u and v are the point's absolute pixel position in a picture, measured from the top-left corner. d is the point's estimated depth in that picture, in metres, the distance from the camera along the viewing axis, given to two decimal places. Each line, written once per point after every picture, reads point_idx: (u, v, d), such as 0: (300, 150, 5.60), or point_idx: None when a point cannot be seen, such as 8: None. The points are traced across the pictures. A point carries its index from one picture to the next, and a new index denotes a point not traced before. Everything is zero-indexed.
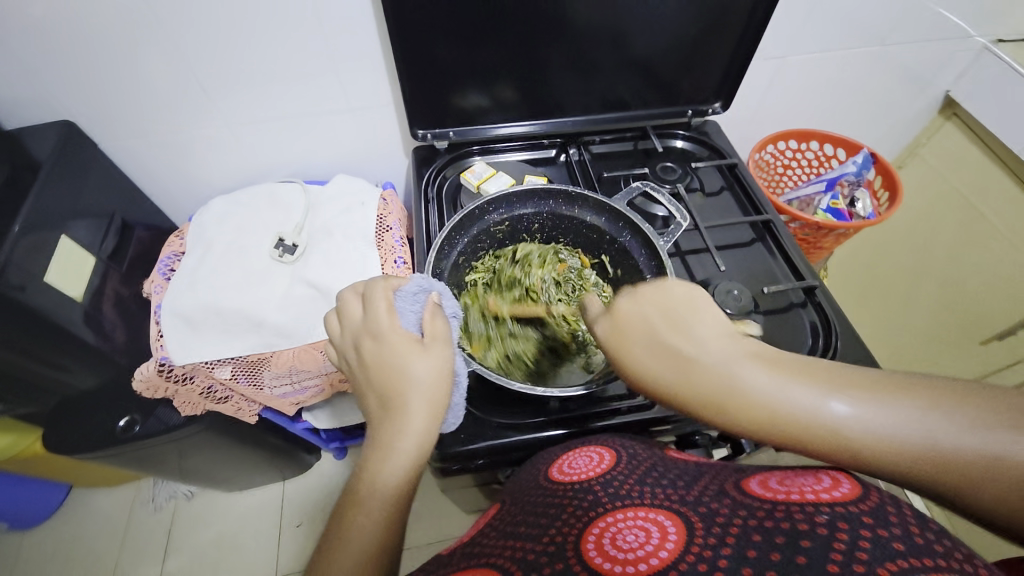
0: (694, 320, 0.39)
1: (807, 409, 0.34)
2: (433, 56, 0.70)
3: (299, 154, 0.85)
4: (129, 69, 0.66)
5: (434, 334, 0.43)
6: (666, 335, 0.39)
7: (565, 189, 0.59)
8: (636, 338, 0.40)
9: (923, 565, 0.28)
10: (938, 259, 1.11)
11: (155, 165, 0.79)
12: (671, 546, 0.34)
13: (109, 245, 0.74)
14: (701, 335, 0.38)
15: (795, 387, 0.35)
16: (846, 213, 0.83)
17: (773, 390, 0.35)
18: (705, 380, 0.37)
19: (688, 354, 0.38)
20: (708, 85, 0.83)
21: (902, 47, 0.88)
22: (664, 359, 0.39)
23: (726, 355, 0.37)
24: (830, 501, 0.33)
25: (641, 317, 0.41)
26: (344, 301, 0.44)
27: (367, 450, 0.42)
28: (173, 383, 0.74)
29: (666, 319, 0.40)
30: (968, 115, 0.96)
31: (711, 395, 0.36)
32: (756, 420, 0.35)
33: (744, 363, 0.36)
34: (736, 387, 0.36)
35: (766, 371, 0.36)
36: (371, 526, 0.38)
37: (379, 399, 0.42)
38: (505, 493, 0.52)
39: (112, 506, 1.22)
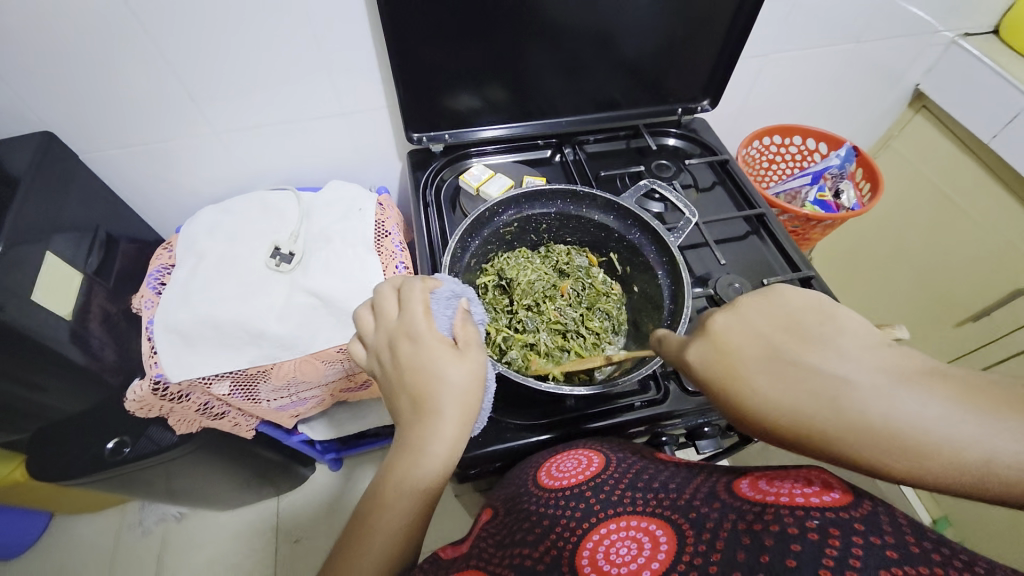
0: (830, 333, 0.32)
1: (1009, 445, 0.26)
2: (428, 57, 0.70)
3: (291, 160, 0.83)
4: (111, 75, 0.63)
5: (468, 339, 0.43)
6: (794, 354, 0.32)
7: (573, 189, 0.60)
8: (753, 358, 0.34)
9: (915, 574, 0.27)
10: (913, 245, 1.16)
11: (139, 175, 0.76)
12: (663, 557, 0.35)
13: (94, 260, 0.70)
14: (841, 352, 0.31)
15: (983, 417, 0.27)
16: (832, 204, 0.86)
17: (958, 423, 0.27)
18: (852, 409, 0.29)
19: (827, 377, 0.31)
20: (696, 83, 0.85)
21: (877, 44, 0.92)
22: (796, 384, 0.31)
23: (879, 378, 0.30)
24: (819, 505, 0.33)
25: (752, 336, 0.35)
26: (381, 296, 0.44)
27: (394, 452, 0.42)
28: (169, 401, 0.71)
29: (792, 337, 0.33)
30: (937, 107, 1.01)
31: (868, 430, 0.29)
32: (939, 459, 0.27)
33: (905, 386, 0.29)
34: (905, 420, 0.28)
35: (937, 396, 0.28)
36: (398, 525, 0.40)
37: (411, 402, 0.41)
38: (496, 498, 0.53)
39: (97, 533, 1.16)
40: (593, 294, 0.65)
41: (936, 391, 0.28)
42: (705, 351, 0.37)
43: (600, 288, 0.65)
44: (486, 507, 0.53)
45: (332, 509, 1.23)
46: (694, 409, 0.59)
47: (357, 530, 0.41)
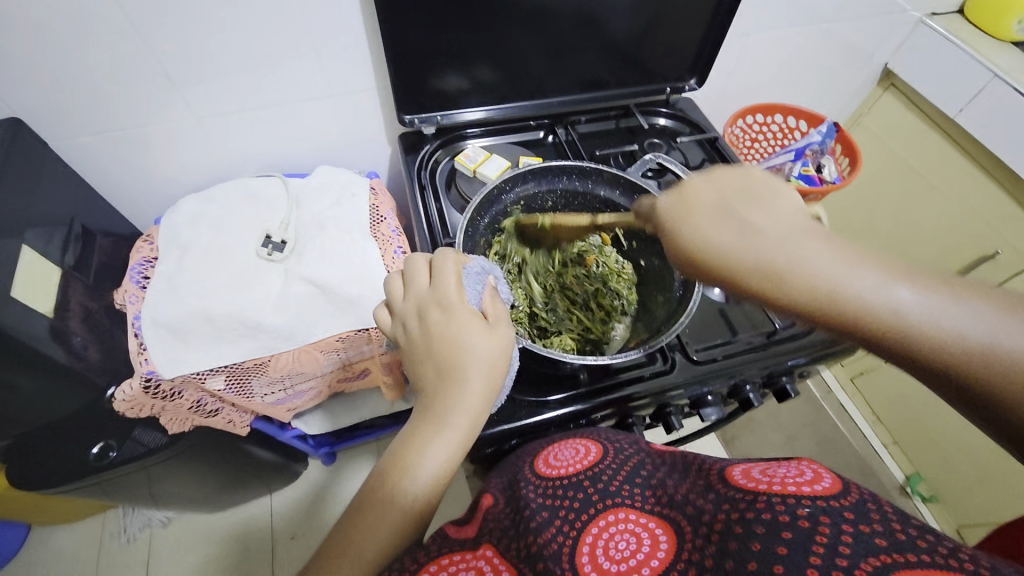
0: (769, 195, 0.35)
1: (871, 294, 0.30)
2: (418, 35, 0.68)
3: (277, 146, 0.80)
4: (80, 54, 0.59)
5: (497, 313, 0.43)
6: (737, 206, 0.35)
7: (580, 166, 0.61)
8: (703, 206, 0.36)
9: (903, 561, 0.27)
10: (885, 218, 1.22)
11: (112, 164, 0.72)
12: (662, 556, 0.36)
13: (70, 256, 0.67)
14: (775, 211, 0.34)
15: (858, 270, 0.31)
16: (815, 179, 0.89)
17: (840, 271, 0.31)
18: (770, 250, 0.32)
19: (756, 225, 0.33)
20: (683, 62, 0.86)
21: (852, 24, 0.95)
22: (727, 226, 0.34)
23: (793, 229, 0.33)
24: (811, 495, 0.33)
25: (712, 187, 0.36)
26: (412, 265, 0.44)
27: (415, 420, 0.41)
28: (160, 399, 0.68)
29: (740, 193, 0.35)
30: (905, 85, 1.06)
31: (768, 265, 0.32)
32: (809, 292, 0.31)
33: (813, 238, 0.32)
34: (801, 266, 0.32)
35: (833, 251, 0.32)
36: (414, 494, 0.39)
37: (436, 371, 0.40)
38: (492, 482, 0.52)
39: (77, 543, 1.11)
40: (604, 273, 0.65)
41: (831, 250, 0.32)
42: (669, 202, 0.38)
43: (612, 268, 0.66)
44: (482, 492, 0.51)
45: (326, 503, 1.21)
46: (699, 377, 0.61)
47: (368, 500, 0.39)
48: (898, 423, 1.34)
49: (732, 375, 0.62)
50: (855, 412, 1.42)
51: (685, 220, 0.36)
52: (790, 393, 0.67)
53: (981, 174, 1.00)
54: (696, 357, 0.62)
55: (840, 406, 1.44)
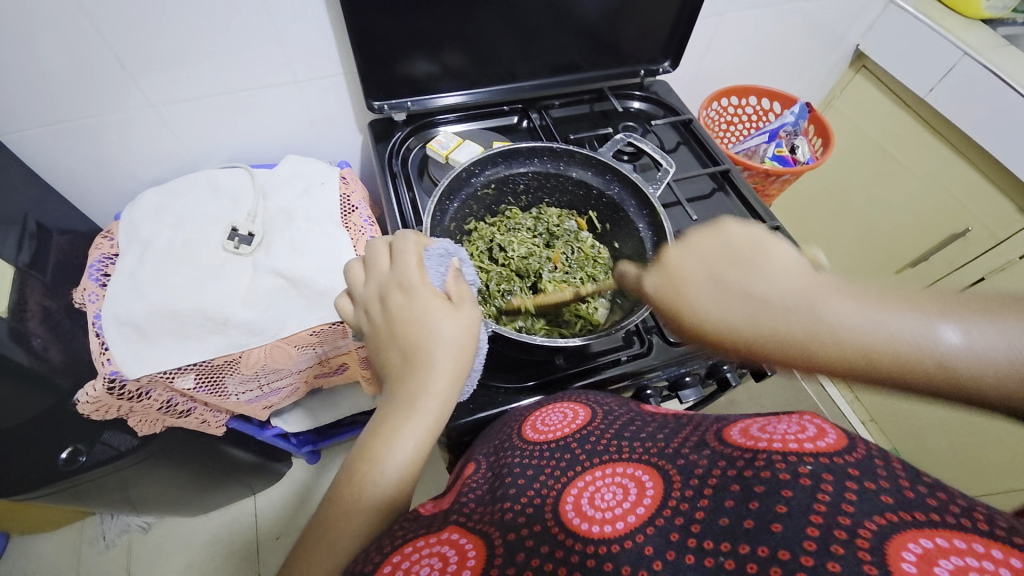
0: (761, 259, 0.31)
1: (913, 341, 0.28)
2: (386, 17, 0.66)
3: (240, 135, 0.77)
4: (20, 40, 0.55)
5: (461, 294, 0.42)
6: (730, 273, 0.32)
7: (552, 147, 0.59)
8: (697, 280, 0.33)
9: (911, 520, 0.27)
10: (859, 199, 1.23)
11: (68, 157, 0.69)
12: (648, 503, 0.35)
13: (26, 254, 0.63)
14: (772, 273, 0.31)
15: (892, 316, 0.29)
16: (789, 160, 0.90)
17: (868, 326, 0.29)
18: (785, 324, 0.30)
19: (760, 296, 0.31)
20: (656, 44, 0.85)
21: (823, 3, 0.95)
22: (731, 302, 0.31)
23: (803, 292, 0.30)
24: (813, 451, 0.32)
25: (695, 260, 0.33)
26: (373, 250, 0.43)
27: (383, 409, 0.40)
28: (127, 400, 0.66)
29: (731, 262, 0.32)
30: (876, 65, 1.07)
31: (793, 340, 0.30)
32: (844, 361, 0.29)
33: (828, 295, 0.30)
34: (825, 329, 0.29)
35: (855, 305, 0.29)
36: (384, 485, 0.38)
37: (401, 355, 0.40)
38: (475, 453, 0.51)
39: (53, 551, 1.08)
40: (580, 258, 0.65)
41: (851, 301, 0.29)
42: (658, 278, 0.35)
43: (588, 253, 0.65)
44: (468, 460, 0.51)
45: (311, 501, 1.19)
46: (677, 357, 0.60)
47: (343, 491, 0.38)
48: (876, 402, 1.38)
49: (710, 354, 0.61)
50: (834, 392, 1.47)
51: (680, 298, 0.33)
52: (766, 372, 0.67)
53: (951, 153, 1.02)
54: (673, 338, 0.61)
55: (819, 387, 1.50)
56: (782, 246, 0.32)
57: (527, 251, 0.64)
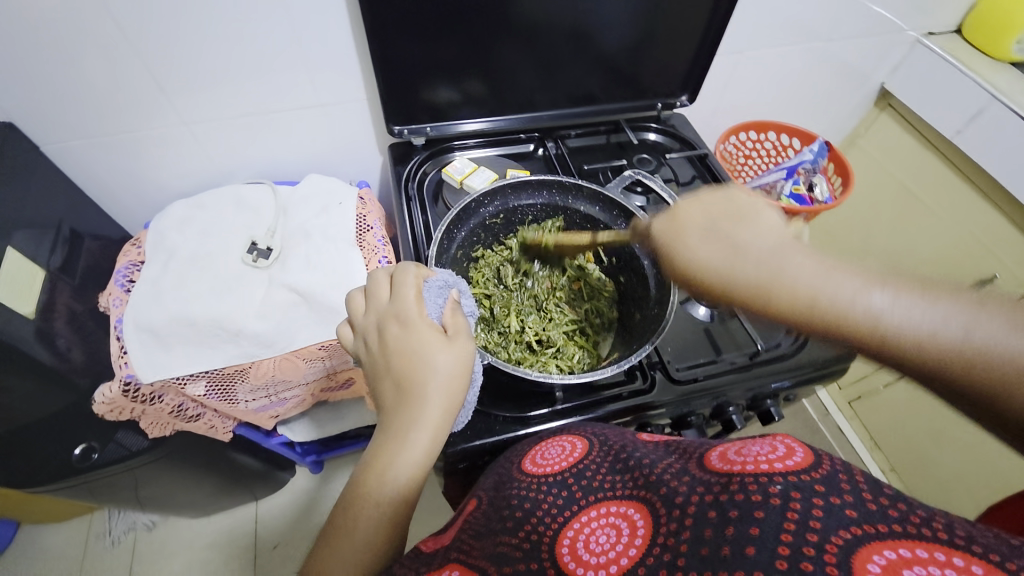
0: (752, 212, 0.35)
1: (852, 301, 0.31)
2: (409, 47, 0.69)
3: (267, 153, 0.81)
4: (72, 59, 0.60)
5: (457, 327, 0.43)
6: (724, 223, 0.35)
7: (561, 181, 0.61)
8: (692, 225, 0.36)
9: (874, 532, 0.27)
10: (882, 238, 1.21)
11: (104, 168, 0.73)
12: (640, 542, 0.34)
13: (58, 257, 0.67)
14: (757, 228, 0.34)
15: (839, 278, 0.32)
16: (806, 198, 0.90)
17: (819, 280, 0.32)
18: (757, 268, 0.33)
19: (739, 242, 0.34)
20: (675, 79, 0.86)
21: (846, 42, 0.94)
22: (714, 244, 0.35)
23: (777, 244, 0.33)
24: (783, 471, 0.33)
25: (696, 207, 0.37)
26: (374, 281, 0.45)
27: (377, 440, 0.41)
28: (140, 403, 0.68)
29: (726, 214, 0.35)
30: (902, 105, 1.05)
31: (755, 283, 0.33)
32: (795, 307, 0.32)
33: (796, 252, 0.33)
34: (782, 276, 0.32)
35: (814, 262, 0.32)
36: (377, 520, 0.39)
37: (395, 386, 0.41)
38: (477, 490, 0.51)
39: (63, 543, 1.11)
40: (585, 290, 0.66)
41: (816, 259, 0.32)
42: (664, 223, 0.38)
43: (593, 285, 0.65)
44: (470, 497, 0.51)
45: (312, 512, 1.20)
46: (679, 397, 0.59)
47: (339, 521, 0.40)
48: (898, 448, 1.30)
49: (714, 395, 0.61)
50: (853, 437, 1.38)
51: (675, 240, 0.37)
52: (773, 417, 0.64)
53: (977, 196, 1.00)
54: (676, 377, 0.61)
55: (838, 430, 1.41)
56: (772, 214, 0.35)
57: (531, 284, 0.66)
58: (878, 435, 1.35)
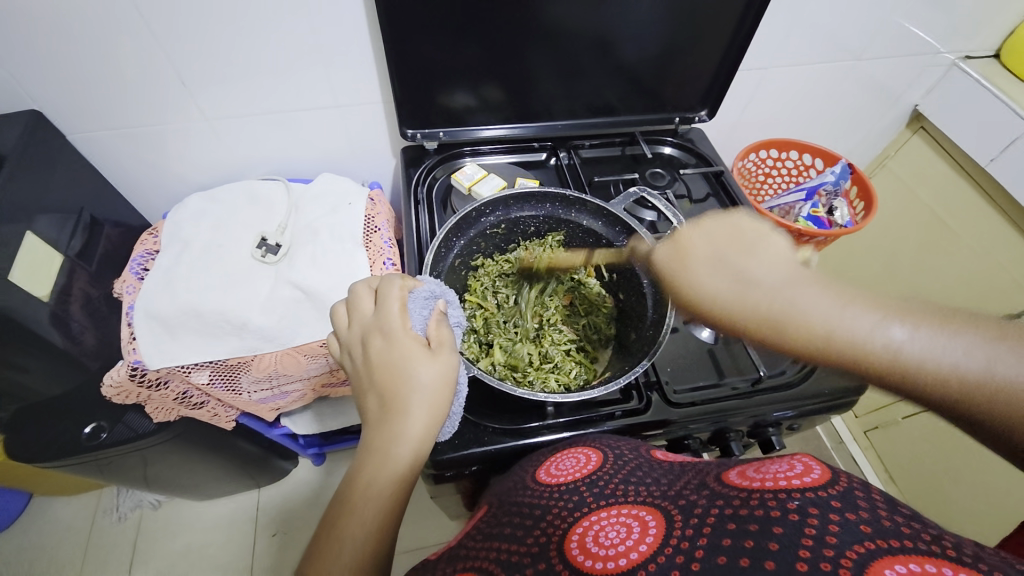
0: (762, 243, 0.39)
1: (868, 336, 0.33)
2: (427, 54, 0.69)
3: (283, 151, 0.82)
4: (102, 56, 0.62)
5: (440, 340, 0.45)
6: (730, 255, 0.39)
7: (564, 194, 0.62)
8: (699, 258, 0.41)
9: (888, 547, 0.28)
10: (904, 265, 1.16)
11: (126, 157, 0.76)
12: (651, 539, 0.35)
13: (76, 243, 0.69)
14: (766, 259, 0.38)
15: (851, 312, 0.34)
16: (824, 221, 0.89)
17: (831, 313, 0.34)
18: (764, 299, 0.36)
19: (750, 276, 0.38)
20: (695, 93, 0.85)
21: (877, 62, 0.91)
22: (725, 278, 0.39)
23: (787, 278, 0.37)
24: (799, 487, 0.33)
25: (707, 241, 0.41)
26: (356, 295, 0.46)
27: (361, 454, 0.42)
28: (146, 388, 0.70)
29: (735, 246, 0.40)
30: (935, 128, 1.01)
31: (764, 315, 0.36)
32: (810, 337, 0.34)
33: (806, 285, 0.36)
34: (793, 307, 0.35)
35: (825, 294, 0.35)
36: (362, 537, 0.39)
37: (379, 399, 0.43)
38: (490, 497, 0.50)
39: (72, 516, 1.15)
40: (584, 304, 0.67)
41: (824, 293, 0.35)
42: (671, 252, 0.44)
43: (592, 299, 0.67)
44: (482, 504, 0.51)
45: (311, 504, 1.21)
46: (676, 419, 0.58)
47: (324, 540, 0.40)
48: (914, 480, 1.20)
49: (714, 419, 0.58)
50: (867, 468, 1.28)
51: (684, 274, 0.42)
52: (773, 446, 0.61)
53: (1009, 229, 0.95)
54: (674, 399, 0.59)
55: (852, 460, 1.31)
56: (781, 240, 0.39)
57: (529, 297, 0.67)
58: (893, 468, 1.25)
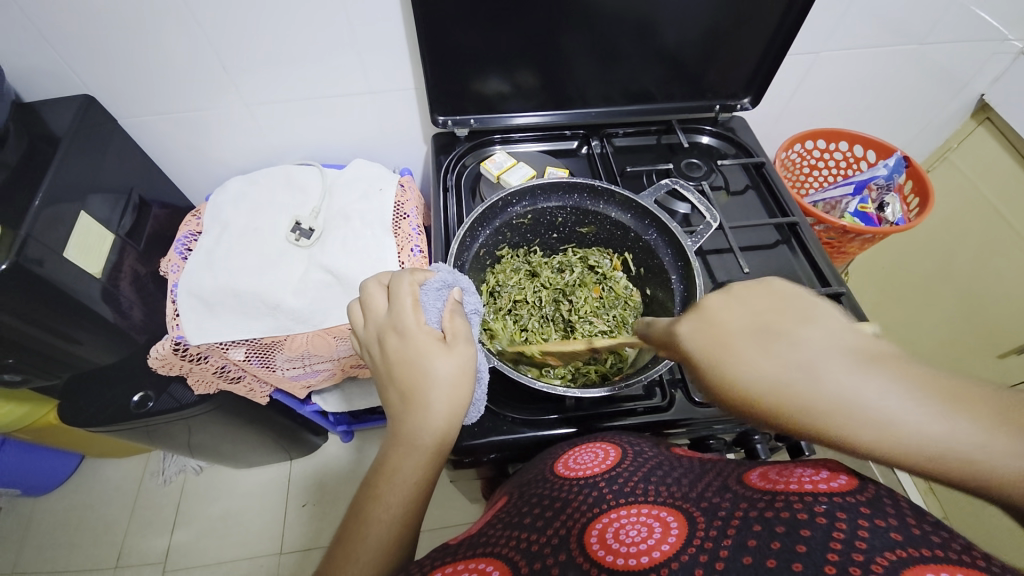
0: (806, 319, 0.29)
1: (969, 451, 0.25)
2: (457, 39, 0.68)
3: (316, 137, 0.84)
4: (142, 44, 0.65)
5: (455, 332, 0.45)
6: (779, 327, 0.29)
7: (592, 185, 0.61)
8: (739, 332, 0.30)
9: (916, 556, 0.27)
10: (962, 268, 1.09)
11: (170, 141, 0.79)
12: (673, 540, 0.34)
13: (126, 222, 0.74)
14: (824, 339, 0.28)
15: (942, 420, 0.25)
16: (874, 217, 0.85)
17: (917, 423, 0.25)
18: (830, 396, 0.27)
19: (808, 362, 0.28)
20: (737, 80, 0.81)
21: (941, 47, 0.84)
22: (770, 363, 0.29)
23: (852, 357, 0.27)
24: (827, 492, 0.33)
25: (745, 310, 0.31)
26: (368, 293, 0.47)
27: (386, 445, 0.44)
28: (188, 361, 0.74)
29: (779, 314, 0.30)
30: (1002, 120, 0.93)
31: (826, 421, 0.27)
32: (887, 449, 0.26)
33: (887, 377, 0.26)
34: (867, 414, 0.26)
35: (900, 389, 0.26)
36: (387, 525, 0.40)
37: (400, 394, 0.44)
38: (511, 486, 0.51)
39: (123, 476, 1.24)
40: (611, 298, 0.67)
41: (903, 384, 0.26)
42: (695, 331, 0.33)
43: (620, 293, 0.67)
44: (501, 495, 0.51)
45: (340, 479, 1.26)
46: (700, 418, 0.56)
47: (348, 527, 0.41)
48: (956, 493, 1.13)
49: (741, 421, 0.56)
50: (906, 478, 1.21)
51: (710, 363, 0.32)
52: (802, 452, 0.58)
53: None
54: (698, 398, 0.58)
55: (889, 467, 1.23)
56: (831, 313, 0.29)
57: (555, 291, 0.68)
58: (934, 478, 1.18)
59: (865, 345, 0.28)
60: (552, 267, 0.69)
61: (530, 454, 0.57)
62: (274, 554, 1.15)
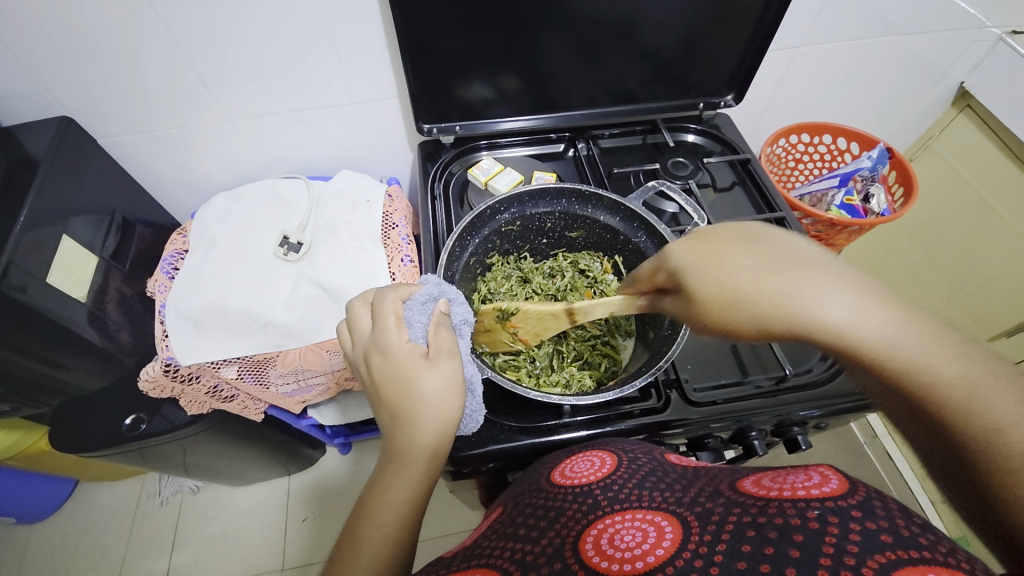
0: (778, 241, 0.39)
1: (883, 336, 0.34)
2: (438, 45, 0.68)
3: (300, 149, 0.83)
4: (116, 62, 0.64)
5: (439, 347, 0.45)
6: (754, 243, 0.40)
7: (579, 189, 0.61)
8: (727, 246, 0.41)
9: (908, 558, 0.27)
10: (949, 253, 1.10)
11: (151, 159, 0.78)
12: (667, 544, 0.34)
13: (110, 244, 0.73)
14: (792, 253, 0.38)
15: (874, 312, 0.34)
16: (859, 209, 0.86)
17: (851, 315, 0.34)
18: (785, 291, 0.36)
19: (774, 266, 0.38)
20: (720, 77, 0.81)
21: (918, 37, 0.85)
22: (743, 266, 0.39)
23: (815, 267, 0.37)
24: (820, 496, 0.33)
25: (722, 234, 0.42)
26: (354, 313, 0.46)
27: (380, 463, 0.44)
28: (179, 382, 0.73)
29: (752, 238, 0.40)
30: (982, 107, 0.95)
31: (783, 311, 0.36)
32: (822, 331, 0.35)
33: (840, 282, 0.36)
34: (811, 306, 0.35)
35: (843, 292, 0.35)
36: (379, 546, 0.40)
37: (387, 412, 0.43)
38: (506, 496, 0.50)
39: (118, 500, 1.22)
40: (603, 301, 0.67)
41: (854, 290, 0.35)
42: (690, 247, 0.43)
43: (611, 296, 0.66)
44: (497, 505, 0.50)
45: (339, 491, 1.25)
46: (696, 418, 0.56)
47: (341, 550, 0.40)
48: None
49: (737, 419, 0.57)
50: (902, 464, 1.22)
51: (697, 268, 0.42)
52: (800, 446, 0.58)
53: None
54: (694, 398, 0.58)
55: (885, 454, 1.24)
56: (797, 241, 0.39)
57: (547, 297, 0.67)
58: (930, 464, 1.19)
59: (841, 268, 0.37)
60: (543, 272, 0.69)
61: (528, 462, 0.57)
62: (276, 571, 1.14)
